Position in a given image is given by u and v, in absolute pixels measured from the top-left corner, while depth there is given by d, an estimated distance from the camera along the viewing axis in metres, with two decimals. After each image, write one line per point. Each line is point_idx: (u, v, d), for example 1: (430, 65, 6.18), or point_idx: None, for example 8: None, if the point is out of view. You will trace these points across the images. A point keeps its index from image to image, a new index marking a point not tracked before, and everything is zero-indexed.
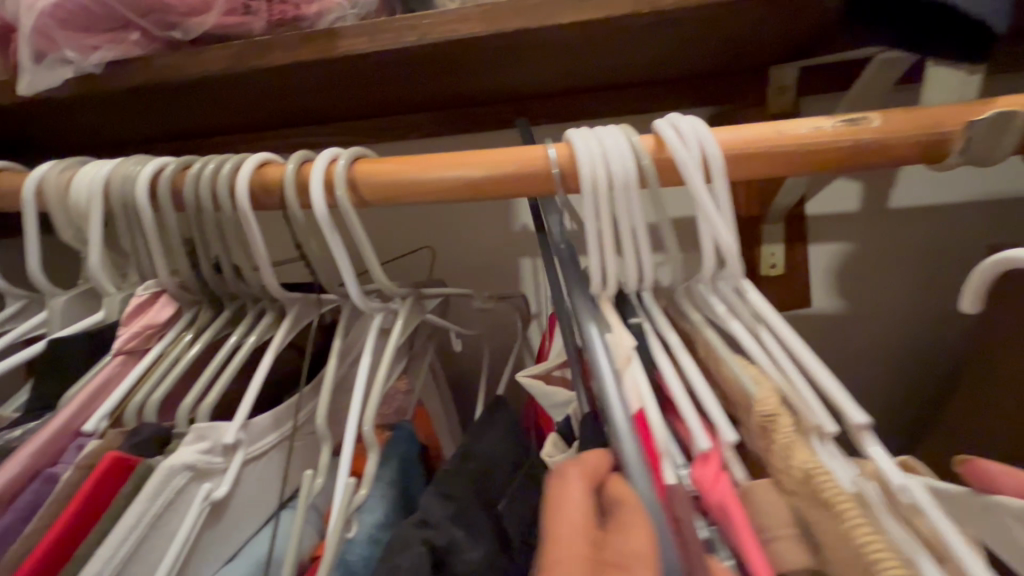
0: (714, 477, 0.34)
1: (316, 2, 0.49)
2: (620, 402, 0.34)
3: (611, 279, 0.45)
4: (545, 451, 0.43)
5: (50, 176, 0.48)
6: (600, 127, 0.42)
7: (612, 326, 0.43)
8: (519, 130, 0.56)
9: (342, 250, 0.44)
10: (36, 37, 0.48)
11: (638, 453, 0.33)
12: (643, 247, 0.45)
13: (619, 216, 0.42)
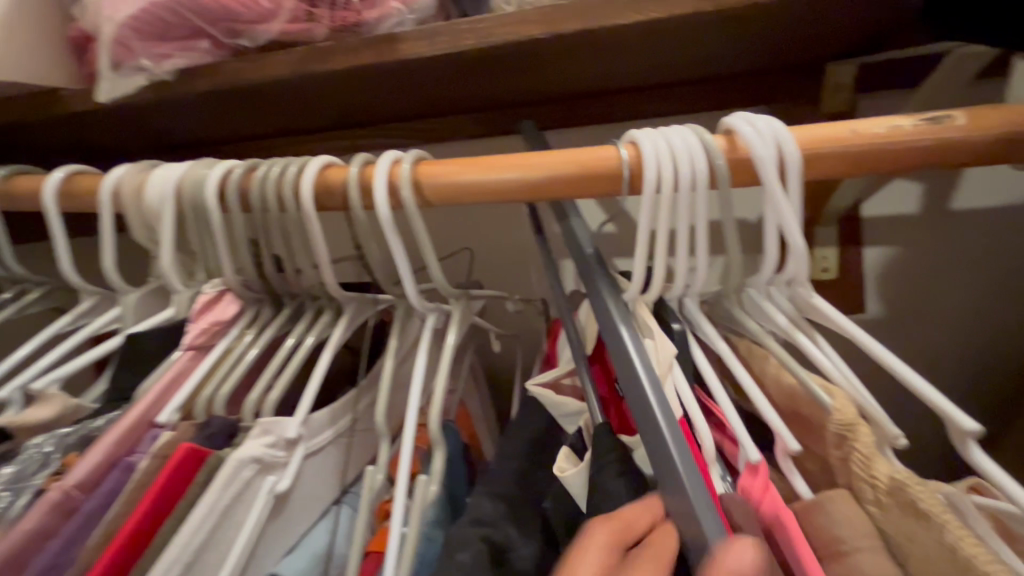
0: (765, 488, 0.36)
1: (376, 8, 0.50)
2: (662, 406, 0.32)
3: (655, 283, 0.45)
4: (556, 464, 0.41)
5: (126, 178, 0.51)
6: (667, 126, 0.42)
7: (653, 334, 0.43)
8: (527, 134, 0.61)
9: (401, 250, 0.45)
10: (115, 48, 0.51)
11: (688, 458, 0.30)
12: (697, 249, 0.44)
13: (682, 216, 0.42)
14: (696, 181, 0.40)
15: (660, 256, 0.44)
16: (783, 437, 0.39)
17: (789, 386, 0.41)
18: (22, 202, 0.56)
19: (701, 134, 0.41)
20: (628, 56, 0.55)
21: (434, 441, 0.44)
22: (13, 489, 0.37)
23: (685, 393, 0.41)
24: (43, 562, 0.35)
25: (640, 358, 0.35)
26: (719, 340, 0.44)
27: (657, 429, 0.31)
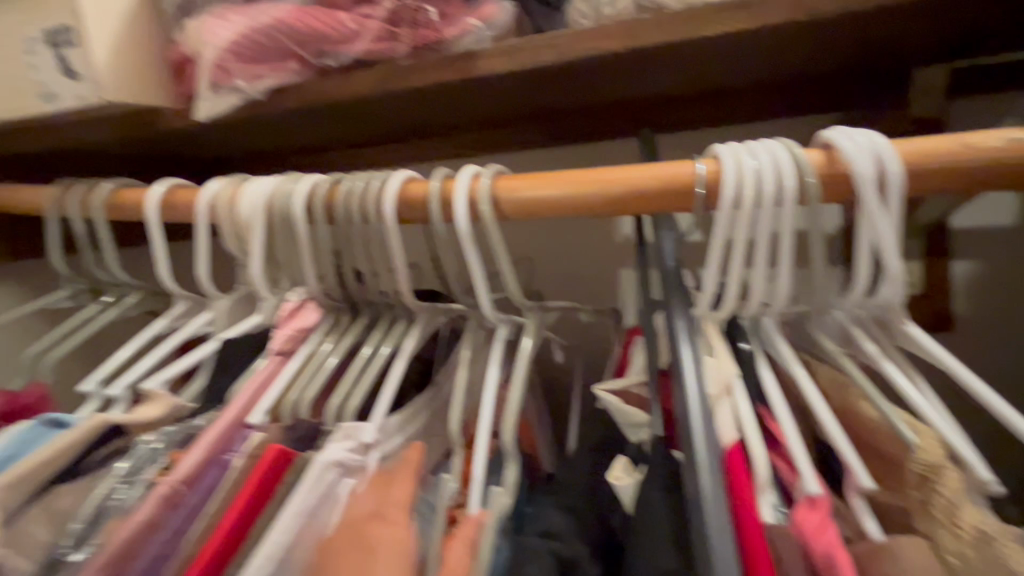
0: (822, 526, 0.35)
1: (455, 26, 0.51)
2: (704, 444, 0.33)
3: (726, 302, 0.43)
4: (613, 473, 0.41)
5: (219, 192, 0.54)
6: (754, 141, 0.41)
7: (716, 353, 0.43)
8: (644, 141, 0.59)
9: (478, 263, 0.46)
10: (214, 70, 0.55)
11: (718, 494, 0.32)
12: (780, 264, 0.42)
13: (761, 234, 0.41)
14: (784, 200, 0.39)
15: (734, 272, 0.42)
16: (856, 473, 0.36)
17: (876, 422, 0.40)
18: (127, 212, 0.61)
19: (788, 148, 0.39)
20: (701, 66, 0.54)
21: (509, 454, 0.44)
22: (129, 480, 0.40)
23: (744, 416, 0.40)
24: (153, 552, 0.38)
25: (692, 380, 0.36)
26: (796, 365, 0.41)
27: (693, 455, 0.33)
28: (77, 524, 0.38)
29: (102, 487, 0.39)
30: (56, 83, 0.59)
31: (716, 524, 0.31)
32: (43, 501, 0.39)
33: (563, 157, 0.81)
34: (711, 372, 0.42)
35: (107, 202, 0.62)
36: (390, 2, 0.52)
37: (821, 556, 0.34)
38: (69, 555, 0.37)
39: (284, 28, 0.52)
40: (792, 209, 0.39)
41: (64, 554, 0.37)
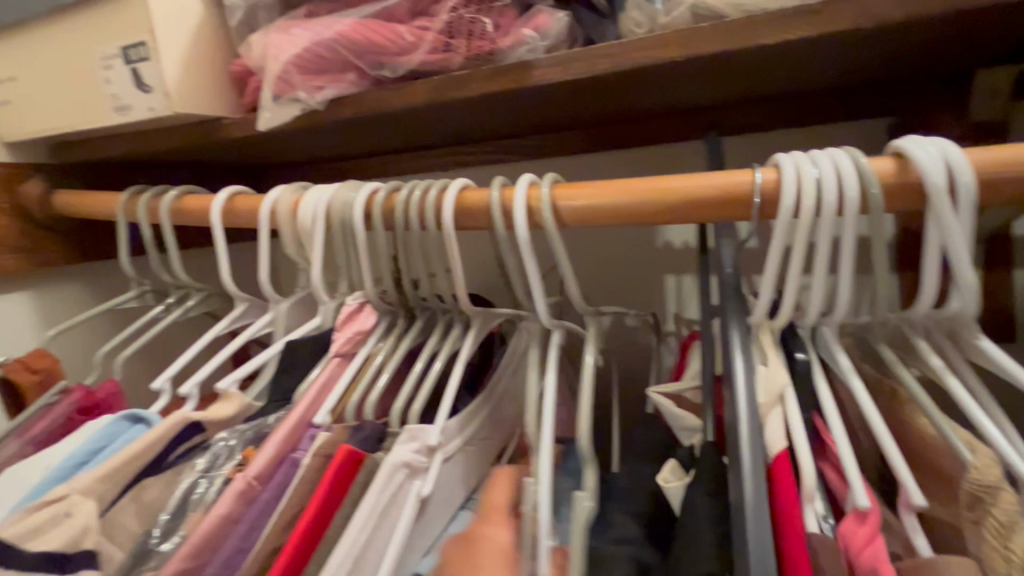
0: (869, 539, 0.35)
1: (511, 36, 0.52)
2: (748, 453, 0.33)
3: (783, 310, 0.42)
4: (661, 476, 0.42)
5: (282, 198, 0.56)
6: (817, 149, 0.40)
7: (768, 360, 0.42)
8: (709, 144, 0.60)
9: (534, 270, 0.47)
10: (278, 82, 0.57)
11: (761, 502, 0.32)
12: (842, 273, 0.41)
13: (822, 243, 0.40)
14: (849, 211, 0.38)
15: (792, 280, 0.41)
16: (906, 489, 0.36)
17: (934, 440, 0.39)
18: (192, 217, 0.64)
19: (849, 156, 0.39)
20: (756, 72, 0.54)
21: (586, 459, 0.42)
22: (208, 475, 0.45)
23: (795, 426, 0.39)
24: (232, 545, 0.41)
25: (743, 391, 0.36)
26: (853, 377, 0.40)
27: (739, 467, 0.33)
28: (164, 515, 0.43)
29: (186, 481, 0.44)
30: (128, 95, 0.62)
31: (757, 534, 0.31)
32: (132, 492, 0.43)
33: (606, 163, 0.81)
34: (763, 381, 0.40)
35: (172, 208, 0.65)
36: (447, 14, 0.54)
37: (865, 569, 0.35)
38: (159, 543, 0.42)
39: (346, 42, 0.54)
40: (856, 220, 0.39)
41: (153, 542, 0.42)
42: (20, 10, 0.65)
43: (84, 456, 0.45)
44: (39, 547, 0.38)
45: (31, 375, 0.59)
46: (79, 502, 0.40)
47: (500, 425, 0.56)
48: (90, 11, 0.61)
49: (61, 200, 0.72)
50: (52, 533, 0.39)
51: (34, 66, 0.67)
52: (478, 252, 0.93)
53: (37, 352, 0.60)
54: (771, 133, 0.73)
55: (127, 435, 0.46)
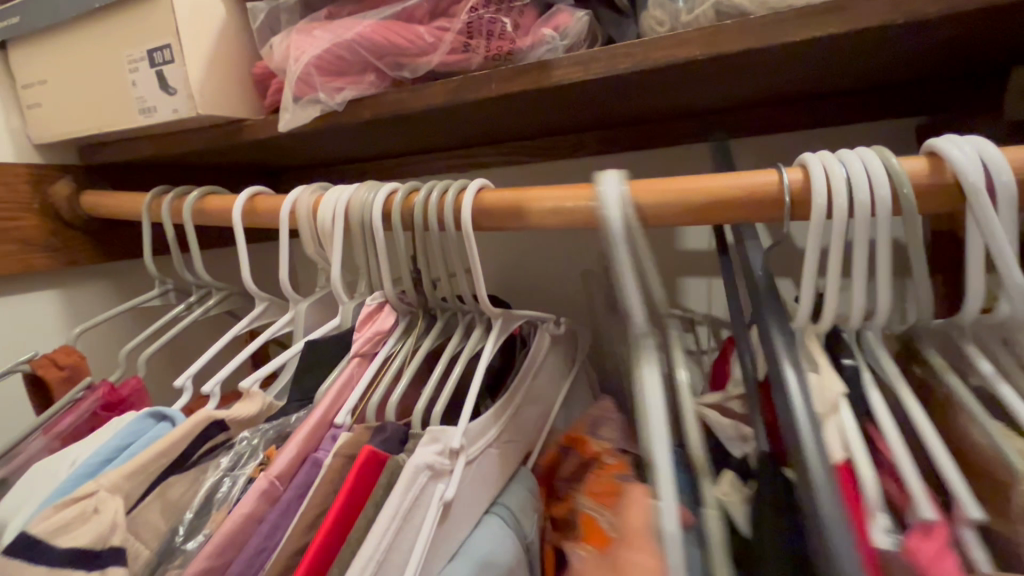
0: (936, 553, 0.33)
1: (530, 35, 0.53)
2: (817, 453, 0.32)
3: (827, 313, 0.41)
4: (720, 490, 0.41)
5: (303, 198, 0.57)
6: (844, 149, 0.39)
7: (819, 367, 0.41)
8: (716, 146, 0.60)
9: (626, 265, 0.38)
10: (299, 83, 0.57)
11: (840, 509, 0.30)
12: (880, 275, 0.40)
13: (859, 244, 0.39)
14: (883, 212, 0.37)
15: (833, 283, 0.41)
16: (964, 499, 0.34)
17: (987, 449, 0.37)
18: (214, 218, 0.65)
19: (884, 156, 0.38)
20: (781, 71, 0.53)
21: (701, 469, 0.37)
22: (232, 474, 0.46)
23: (854, 436, 0.38)
24: (255, 544, 0.41)
25: (798, 399, 0.34)
26: (900, 383, 0.39)
27: (808, 480, 0.31)
28: (189, 513, 0.44)
29: (210, 480, 0.45)
30: (154, 97, 0.64)
31: (840, 539, 0.29)
32: (158, 490, 0.43)
33: (625, 163, 0.80)
34: (816, 389, 0.39)
35: (195, 207, 0.66)
36: (467, 14, 0.53)
37: None
38: (184, 542, 0.43)
39: (366, 43, 0.54)
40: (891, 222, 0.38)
41: (179, 541, 0.43)
42: (52, 15, 0.66)
43: (110, 452, 0.45)
44: (66, 544, 0.37)
45: (58, 370, 0.60)
46: (108, 498, 0.40)
47: (524, 427, 0.57)
48: (118, 16, 0.63)
49: (88, 202, 0.75)
50: (80, 530, 0.38)
51: (64, 69, 0.69)
52: (496, 253, 0.93)
53: (65, 349, 0.61)
54: (795, 132, 0.72)
55: (154, 432, 0.47)
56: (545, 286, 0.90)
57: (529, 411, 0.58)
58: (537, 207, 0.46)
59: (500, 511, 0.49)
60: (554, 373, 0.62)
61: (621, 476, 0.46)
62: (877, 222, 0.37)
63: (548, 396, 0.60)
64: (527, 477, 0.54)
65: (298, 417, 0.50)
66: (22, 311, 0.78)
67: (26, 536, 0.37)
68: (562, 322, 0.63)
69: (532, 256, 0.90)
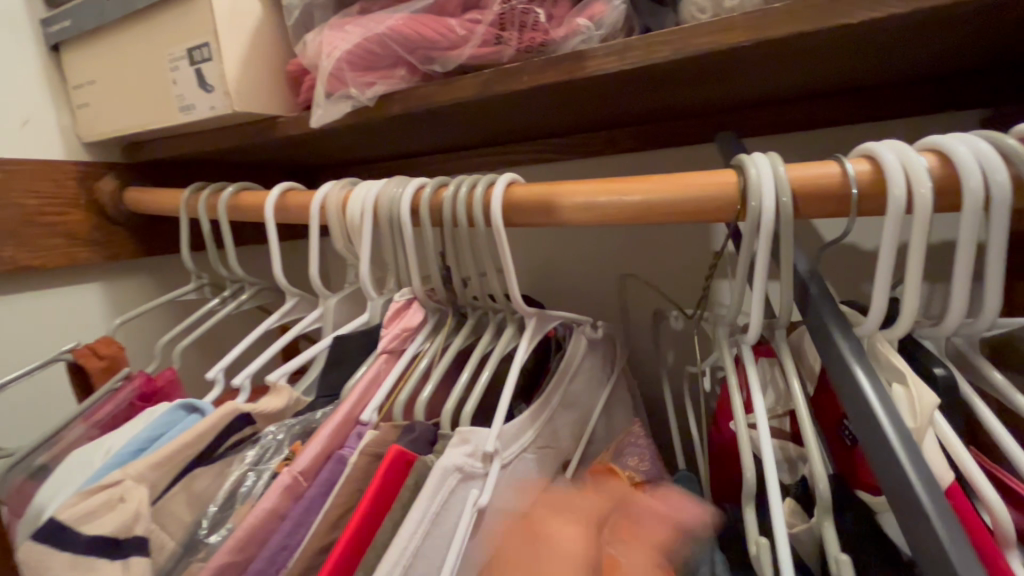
0: None
1: (564, 26, 0.51)
2: (918, 472, 0.32)
3: (902, 319, 0.38)
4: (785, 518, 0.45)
5: (333, 193, 0.57)
6: (926, 139, 0.38)
7: (905, 379, 0.38)
8: (722, 144, 0.55)
9: (762, 274, 0.41)
10: (331, 79, 0.58)
11: (952, 528, 0.30)
12: (991, 277, 0.36)
13: (962, 241, 0.35)
14: (971, 205, 0.34)
15: (913, 283, 0.38)
16: None
17: None
18: (247, 214, 0.66)
19: (986, 142, 0.35)
20: (831, 59, 0.50)
21: (824, 509, 0.37)
22: (257, 469, 0.46)
23: (956, 449, 0.36)
24: (278, 541, 0.40)
25: (885, 416, 0.34)
26: (974, 397, 0.38)
27: (916, 505, 0.31)
28: (212, 506, 0.45)
29: (235, 474, 0.45)
30: (193, 95, 0.65)
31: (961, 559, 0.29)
32: (185, 481, 0.43)
33: (661, 161, 0.78)
34: (905, 404, 0.37)
35: (229, 203, 0.67)
36: (499, 5, 0.52)
37: None
38: (207, 535, 0.43)
39: (396, 36, 0.54)
40: (983, 217, 0.35)
41: (202, 534, 0.43)
42: (100, 16, 0.69)
43: (143, 442, 0.46)
44: (90, 531, 0.37)
45: (99, 360, 0.62)
46: (132, 488, 0.39)
47: (559, 433, 0.55)
48: (160, 15, 0.64)
49: (132, 198, 0.77)
50: (106, 518, 0.38)
51: (110, 69, 0.72)
52: (524, 252, 0.92)
53: (105, 339, 0.63)
54: (840, 127, 0.68)
55: (183, 424, 0.47)
56: (576, 286, 0.88)
57: (565, 415, 0.57)
58: (569, 201, 0.45)
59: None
60: (592, 378, 0.60)
61: None
62: (965, 218, 0.35)
63: (584, 401, 0.59)
64: (564, 486, 0.53)
65: (325, 412, 0.50)
66: (69, 303, 0.81)
67: (55, 521, 0.37)
68: (598, 326, 0.62)
69: (561, 256, 0.89)
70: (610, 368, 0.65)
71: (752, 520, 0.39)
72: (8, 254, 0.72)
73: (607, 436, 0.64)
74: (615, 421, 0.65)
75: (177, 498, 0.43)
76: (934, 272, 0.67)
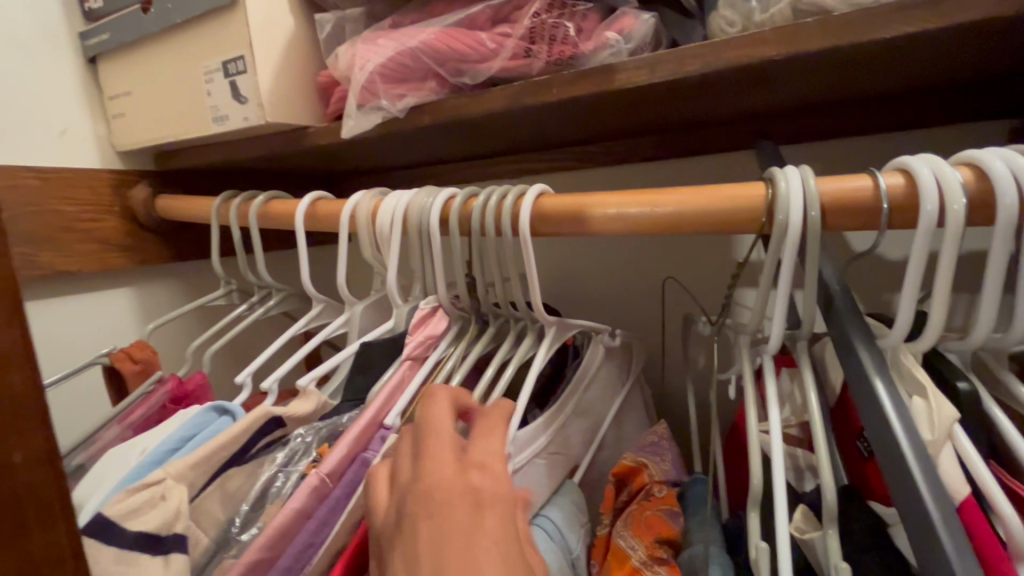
0: None
1: (593, 40, 0.52)
2: (932, 495, 0.32)
3: (928, 332, 0.38)
4: (794, 523, 0.42)
5: (363, 202, 0.58)
6: (961, 154, 0.38)
7: (925, 391, 0.38)
8: (763, 154, 0.57)
9: (787, 281, 0.41)
10: (362, 91, 0.59)
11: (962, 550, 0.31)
12: (1021, 291, 0.36)
13: (994, 255, 0.35)
14: (1005, 220, 0.34)
15: (940, 295, 0.38)
16: None
17: None
18: (276, 222, 0.67)
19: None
20: (861, 71, 0.50)
21: (830, 519, 0.38)
22: (286, 470, 0.47)
23: (974, 463, 0.35)
24: (302, 539, 0.41)
25: (900, 431, 0.34)
26: (993, 404, 0.37)
27: (926, 521, 0.32)
28: (245, 505, 0.45)
29: (266, 474, 0.46)
30: (226, 106, 0.67)
31: None
32: (219, 481, 0.44)
33: (682, 170, 0.78)
34: (924, 416, 0.36)
35: (260, 211, 0.68)
36: (530, 19, 0.53)
37: None
38: (239, 533, 0.44)
39: (428, 49, 0.55)
40: (1016, 232, 0.35)
41: (235, 531, 0.44)
42: (137, 30, 0.71)
43: (178, 442, 0.47)
44: (133, 528, 0.38)
45: (133, 364, 0.63)
46: (173, 486, 0.40)
47: (571, 439, 0.56)
48: (195, 29, 0.66)
49: (164, 205, 0.79)
50: (149, 515, 0.39)
51: (146, 80, 0.74)
52: (545, 260, 0.92)
53: (139, 344, 0.65)
54: (865, 137, 0.68)
55: (215, 425, 0.49)
56: (596, 294, 0.89)
57: (579, 422, 0.57)
58: (600, 212, 0.45)
59: (543, 523, 0.49)
60: (607, 385, 0.61)
61: (668, 511, 0.50)
62: (997, 232, 0.35)
63: (598, 409, 0.60)
64: (571, 490, 0.54)
65: (351, 416, 0.51)
66: (101, 307, 0.83)
67: (100, 517, 0.38)
68: (617, 334, 0.62)
69: (581, 263, 0.89)
70: (624, 376, 0.65)
71: (755, 523, 0.41)
72: (45, 259, 0.74)
73: (616, 441, 0.64)
74: (626, 427, 0.66)
75: (211, 496, 0.44)
76: (959, 283, 0.66)
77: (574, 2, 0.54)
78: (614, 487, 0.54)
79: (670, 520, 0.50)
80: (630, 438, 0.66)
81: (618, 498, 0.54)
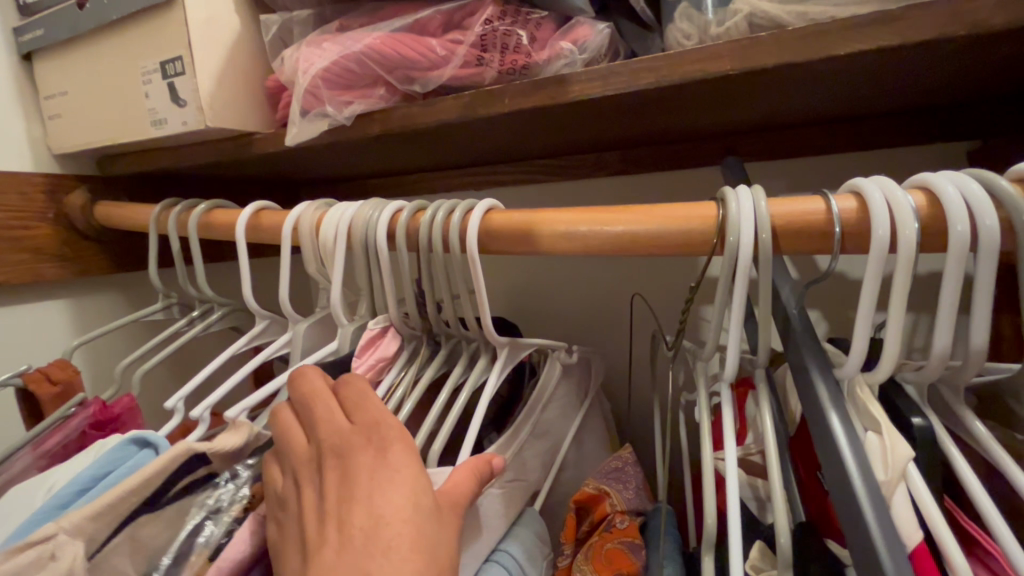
0: None
1: (547, 49, 0.51)
2: (883, 542, 0.30)
3: (882, 365, 0.37)
4: (751, 563, 0.41)
5: (306, 214, 0.54)
6: (914, 176, 0.36)
7: (879, 427, 0.35)
8: (728, 170, 0.55)
9: (741, 302, 0.39)
10: (306, 96, 0.56)
11: None
12: (975, 319, 0.34)
13: (946, 283, 0.34)
14: (957, 248, 0.33)
15: (893, 323, 0.36)
16: None
17: None
18: (218, 231, 0.63)
19: (977, 182, 0.34)
20: (819, 89, 0.49)
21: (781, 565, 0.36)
22: (215, 516, 0.41)
23: (928, 507, 0.33)
24: None
25: (855, 469, 0.32)
26: (951, 444, 0.35)
27: (877, 569, 0.29)
28: (165, 560, 0.39)
29: (193, 521, 0.41)
30: (165, 109, 0.63)
31: None
32: (127, 531, 0.39)
33: (648, 185, 0.77)
34: (879, 454, 0.34)
35: (201, 220, 0.64)
36: (481, 26, 0.51)
37: None
38: None
39: (375, 54, 0.52)
40: (970, 259, 0.33)
41: None
42: (73, 27, 0.67)
43: (86, 482, 0.41)
44: None
45: (52, 386, 0.58)
46: (67, 543, 0.35)
47: (529, 465, 0.53)
48: (132, 28, 0.62)
49: (102, 213, 0.75)
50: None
51: (82, 80, 0.69)
52: (508, 273, 0.90)
53: (60, 363, 0.60)
54: (828, 155, 0.67)
55: (134, 460, 0.42)
56: (563, 309, 0.86)
57: (536, 446, 0.54)
58: (548, 229, 0.43)
59: (501, 559, 0.45)
60: (567, 405, 0.58)
61: (633, 544, 0.47)
62: (949, 260, 0.33)
63: (556, 431, 0.57)
64: (534, 519, 0.50)
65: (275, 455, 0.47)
66: (31, 320, 0.78)
67: None
68: (575, 350, 0.60)
69: (547, 278, 0.87)
70: (583, 394, 0.62)
71: (711, 566, 0.38)
72: None
73: (577, 464, 0.61)
74: (588, 448, 0.63)
75: (120, 550, 0.39)
76: (918, 303, 0.66)
77: (528, 10, 0.52)
78: (575, 515, 0.51)
79: (631, 552, 0.46)
80: (593, 457, 0.63)
81: (579, 527, 0.51)
